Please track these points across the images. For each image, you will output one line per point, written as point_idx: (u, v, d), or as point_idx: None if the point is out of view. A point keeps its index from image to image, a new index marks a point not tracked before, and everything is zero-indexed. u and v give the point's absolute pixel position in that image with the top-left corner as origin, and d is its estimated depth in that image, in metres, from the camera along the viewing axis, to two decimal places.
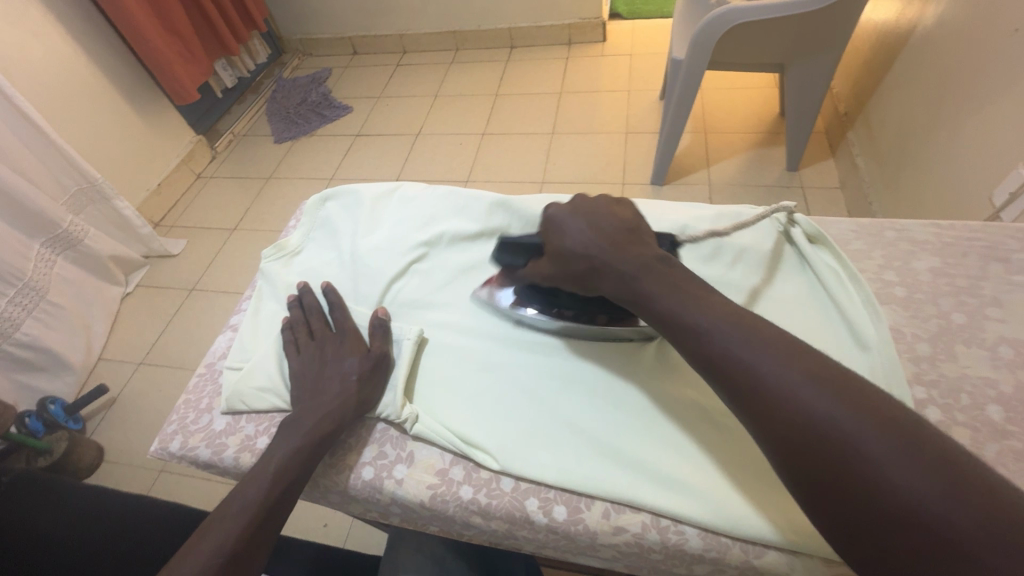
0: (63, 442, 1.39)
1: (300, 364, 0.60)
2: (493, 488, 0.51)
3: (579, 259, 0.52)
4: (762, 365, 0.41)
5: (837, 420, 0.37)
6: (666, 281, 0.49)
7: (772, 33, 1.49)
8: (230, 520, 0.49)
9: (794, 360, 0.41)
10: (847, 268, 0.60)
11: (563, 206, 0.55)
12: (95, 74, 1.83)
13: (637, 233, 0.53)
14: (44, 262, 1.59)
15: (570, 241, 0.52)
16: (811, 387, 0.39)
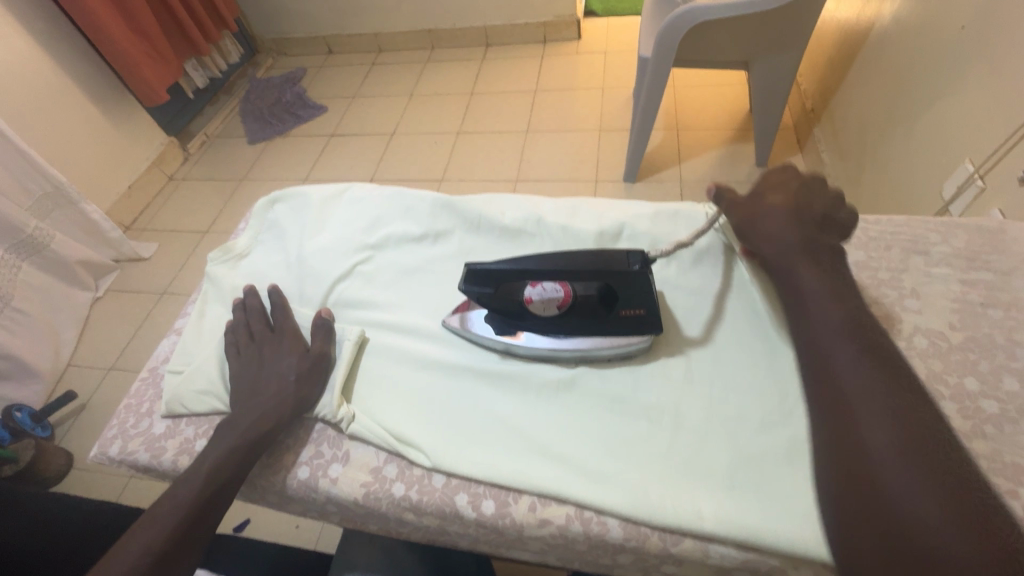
0: (30, 450, 1.37)
1: (239, 365, 0.61)
2: (425, 485, 0.52)
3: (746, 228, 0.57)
4: (865, 395, 0.43)
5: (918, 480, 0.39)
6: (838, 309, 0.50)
7: (735, 30, 1.51)
8: (160, 521, 0.49)
9: (899, 403, 0.43)
10: None
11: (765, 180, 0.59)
12: (59, 76, 1.80)
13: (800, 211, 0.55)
14: (9, 267, 1.56)
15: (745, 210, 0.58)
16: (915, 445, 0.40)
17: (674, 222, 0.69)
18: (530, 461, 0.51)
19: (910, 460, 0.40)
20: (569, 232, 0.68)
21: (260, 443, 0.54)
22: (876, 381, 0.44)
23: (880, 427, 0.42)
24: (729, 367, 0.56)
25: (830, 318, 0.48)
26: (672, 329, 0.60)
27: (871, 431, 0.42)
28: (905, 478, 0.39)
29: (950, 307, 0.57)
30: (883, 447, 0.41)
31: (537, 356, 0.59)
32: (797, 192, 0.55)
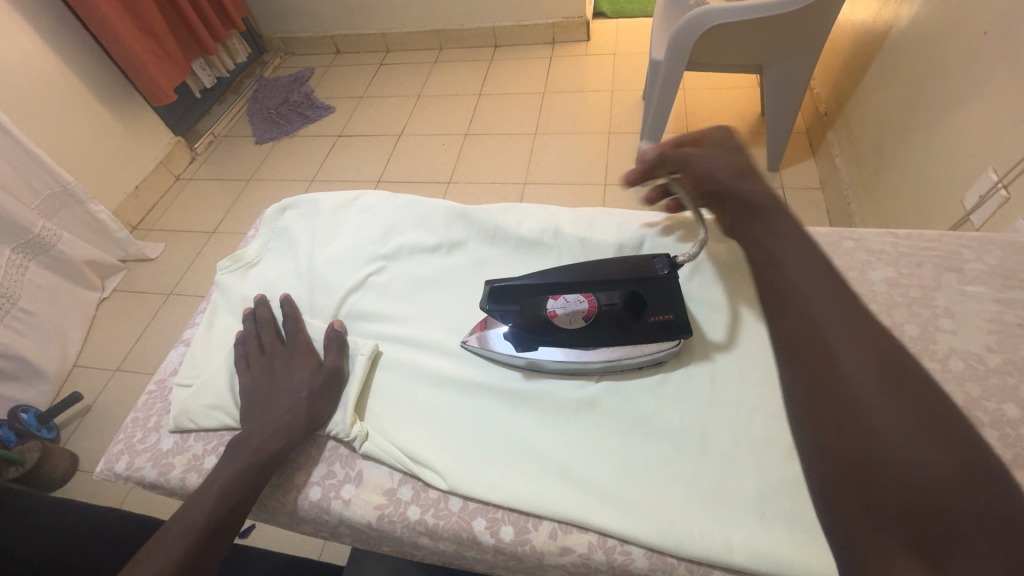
0: (35, 452, 1.37)
1: (250, 380, 0.59)
2: (441, 508, 0.51)
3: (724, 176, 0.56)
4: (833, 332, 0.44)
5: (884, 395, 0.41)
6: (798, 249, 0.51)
7: (749, 34, 1.49)
8: (170, 544, 0.48)
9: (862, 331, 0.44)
10: None
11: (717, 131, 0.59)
12: (67, 75, 1.79)
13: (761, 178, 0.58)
14: (16, 267, 1.56)
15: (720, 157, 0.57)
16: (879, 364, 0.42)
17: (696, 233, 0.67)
18: (545, 481, 0.50)
19: (908, 427, 0.39)
20: (588, 245, 0.67)
21: (271, 462, 0.53)
22: (840, 317, 0.45)
23: (866, 396, 0.41)
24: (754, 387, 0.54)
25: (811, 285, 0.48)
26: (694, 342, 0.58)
27: (840, 367, 0.43)
28: (877, 407, 0.40)
29: (986, 328, 0.55)
30: (874, 419, 0.40)
31: (562, 372, 0.57)
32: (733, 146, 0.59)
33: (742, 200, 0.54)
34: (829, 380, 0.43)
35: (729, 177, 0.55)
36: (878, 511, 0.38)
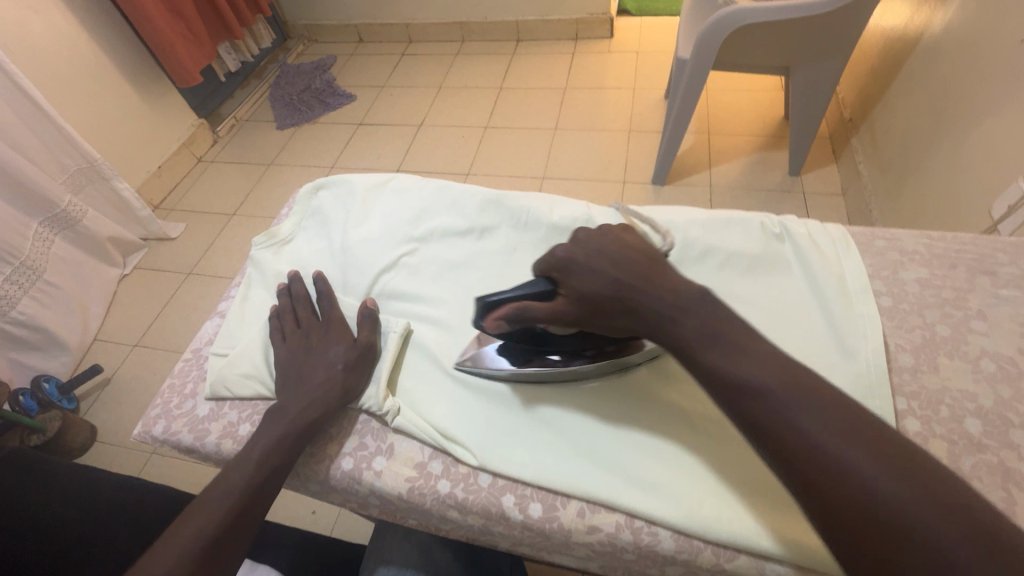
0: (57, 421, 1.40)
1: (286, 352, 0.61)
2: (470, 483, 0.52)
3: (613, 304, 0.49)
4: (758, 384, 0.42)
5: (828, 445, 0.39)
6: (698, 311, 0.46)
7: (777, 36, 1.48)
8: (211, 505, 0.49)
9: (785, 373, 0.42)
10: (846, 281, 0.62)
11: (569, 246, 0.52)
12: (97, 54, 1.82)
13: (659, 264, 0.50)
14: (42, 241, 1.58)
15: (589, 284, 0.49)
16: (815, 409, 0.40)
17: (726, 229, 0.71)
18: (571, 462, 0.51)
19: (868, 470, 0.38)
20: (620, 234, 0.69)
21: (307, 431, 0.54)
22: (761, 366, 0.43)
23: (815, 444, 0.39)
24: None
25: (849, 446, 0.38)
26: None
27: (778, 423, 0.41)
28: (832, 450, 0.39)
29: (1018, 331, 0.56)
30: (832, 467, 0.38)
31: (558, 381, 0.56)
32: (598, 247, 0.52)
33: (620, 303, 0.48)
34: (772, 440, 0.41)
35: (601, 277, 0.49)
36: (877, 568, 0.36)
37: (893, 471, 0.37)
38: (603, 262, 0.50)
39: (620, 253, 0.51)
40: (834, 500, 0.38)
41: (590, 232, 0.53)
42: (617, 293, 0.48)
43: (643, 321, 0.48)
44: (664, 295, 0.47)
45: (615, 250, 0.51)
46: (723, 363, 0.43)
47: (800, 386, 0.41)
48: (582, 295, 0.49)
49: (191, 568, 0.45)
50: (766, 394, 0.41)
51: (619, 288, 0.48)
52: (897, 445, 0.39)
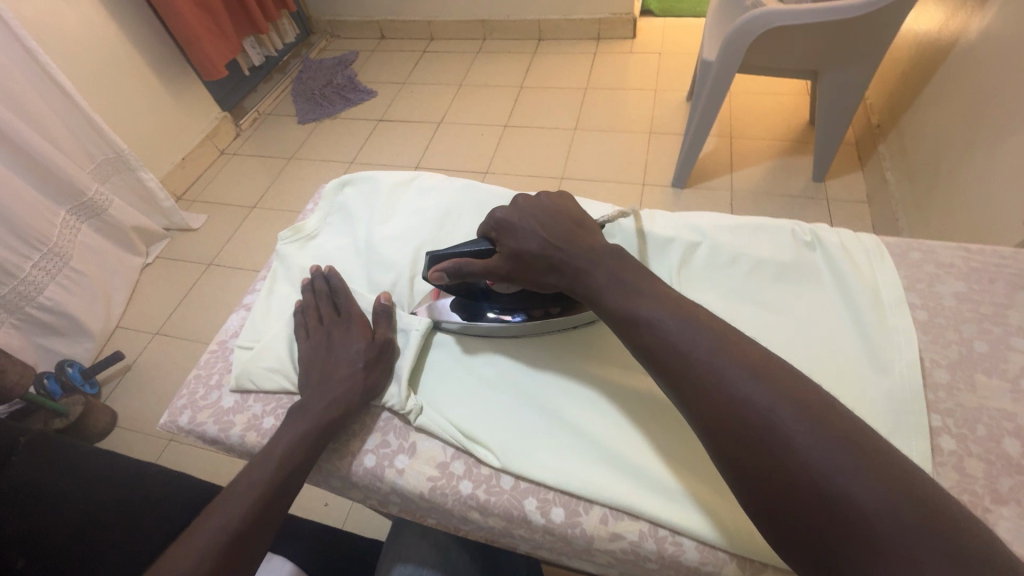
0: (78, 406, 1.43)
1: (309, 349, 0.61)
2: (493, 485, 0.52)
3: (538, 260, 0.56)
4: (695, 353, 0.47)
5: (756, 403, 0.44)
6: (617, 276, 0.53)
7: (805, 40, 1.46)
8: (237, 502, 0.51)
9: (716, 342, 0.47)
10: (882, 294, 0.63)
11: (509, 210, 0.59)
12: (126, 46, 1.85)
13: (584, 227, 0.58)
14: (69, 229, 1.62)
15: (524, 242, 0.56)
16: (743, 373, 0.45)
17: (757, 235, 0.71)
18: (594, 467, 0.51)
19: (791, 424, 0.42)
20: (646, 237, 0.73)
21: (331, 429, 0.55)
22: (695, 337, 0.48)
23: (746, 405, 0.44)
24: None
25: (741, 376, 0.45)
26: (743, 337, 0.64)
27: (715, 389, 0.45)
28: (761, 408, 0.43)
29: None
30: (762, 426, 0.43)
31: (495, 338, 0.61)
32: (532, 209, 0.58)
33: (549, 263, 0.56)
34: (707, 404, 0.45)
35: (538, 240, 0.56)
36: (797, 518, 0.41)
37: (810, 424, 0.42)
38: (535, 226, 0.57)
39: (551, 217, 0.57)
40: (761, 454, 0.43)
41: (529, 197, 0.60)
42: (543, 251, 0.56)
43: (561, 277, 0.56)
44: (580, 255, 0.55)
45: (546, 215, 0.58)
46: (638, 313, 0.51)
47: (703, 331, 0.48)
48: (516, 252, 0.57)
49: (217, 562, 0.47)
50: (674, 342, 0.48)
51: (545, 246, 0.56)
52: (785, 377, 0.45)
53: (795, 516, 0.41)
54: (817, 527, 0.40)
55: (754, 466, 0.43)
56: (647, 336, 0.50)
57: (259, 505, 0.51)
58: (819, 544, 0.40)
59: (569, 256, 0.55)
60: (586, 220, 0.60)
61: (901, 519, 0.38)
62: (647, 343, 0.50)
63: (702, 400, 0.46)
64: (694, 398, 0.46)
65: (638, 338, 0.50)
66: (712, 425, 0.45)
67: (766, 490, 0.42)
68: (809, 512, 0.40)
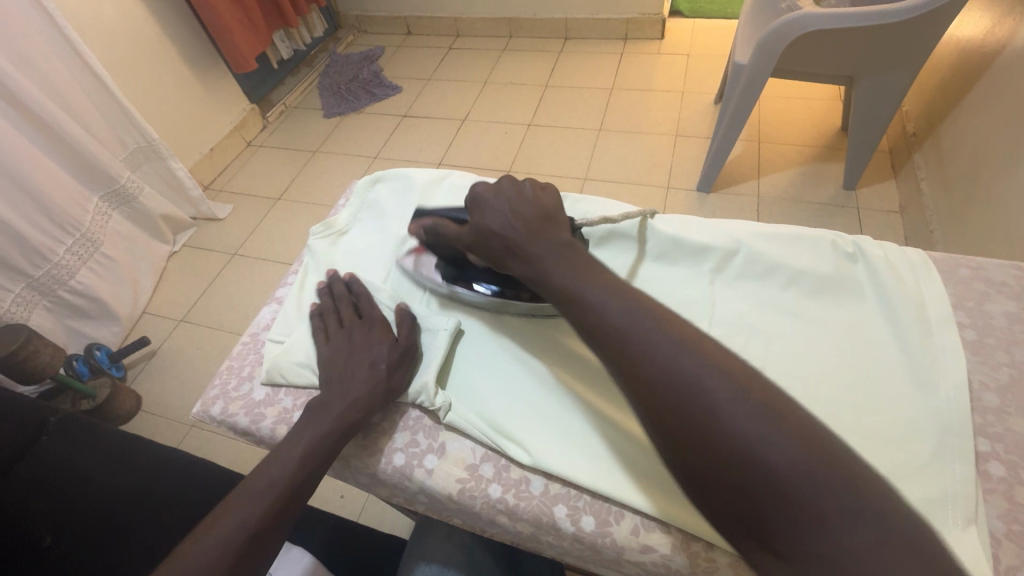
0: (106, 388, 1.46)
1: (329, 350, 0.61)
2: (522, 490, 0.53)
3: (497, 239, 0.59)
4: (628, 326, 0.48)
5: (685, 373, 0.44)
6: (569, 262, 0.55)
7: (842, 46, 1.42)
8: (252, 500, 0.51)
9: (649, 317, 0.48)
10: (927, 311, 0.62)
11: (489, 186, 0.61)
12: (161, 37, 1.89)
13: (553, 219, 0.59)
14: (101, 215, 1.65)
15: (489, 220, 0.59)
16: (674, 345, 0.46)
17: (796, 246, 0.71)
18: (622, 470, 0.52)
19: (717, 393, 0.43)
20: (679, 244, 0.74)
21: (351, 429, 0.56)
22: (629, 312, 0.49)
23: (675, 376, 0.45)
24: (832, 399, 0.60)
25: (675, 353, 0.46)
26: (777, 346, 0.65)
27: (645, 360, 0.46)
28: (692, 379, 0.44)
29: None
30: (690, 396, 0.44)
31: (475, 305, 0.66)
32: (512, 190, 0.60)
33: (504, 244, 0.58)
34: (640, 375, 0.46)
35: (500, 220, 0.58)
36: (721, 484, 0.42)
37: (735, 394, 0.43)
38: (505, 205, 0.59)
39: (524, 202, 0.59)
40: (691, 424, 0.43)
41: (514, 179, 0.62)
42: (501, 231, 0.58)
43: (514, 260, 0.58)
44: (534, 241, 0.56)
45: (524, 196, 0.60)
46: (580, 294, 0.51)
47: (642, 309, 0.49)
48: (479, 227, 0.60)
49: (233, 560, 0.48)
50: (610, 316, 0.49)
51: (505, 227, 0.58)
52: (716, 351, 0.46)
53: (719, 482, 0.42)
54: (744, 495, 0.41)
55: (687, 442, 0.43)
56: (588, 314, 0.50)
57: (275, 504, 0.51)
58: (745, 512, 0.41)
59: (525, 239, 0.57)
60: (560, 211, 0.60)
61: (819, 483, 0.39)
62: (585, 318, 0.51)
63: (638, 376, 0.46)
64: (632, 376, 0.47)
65: (578, 317, 0.52)
66: (645, 398, 0.46)
67: (697, 461, 0.43)
68: (735, 479, 0.41)
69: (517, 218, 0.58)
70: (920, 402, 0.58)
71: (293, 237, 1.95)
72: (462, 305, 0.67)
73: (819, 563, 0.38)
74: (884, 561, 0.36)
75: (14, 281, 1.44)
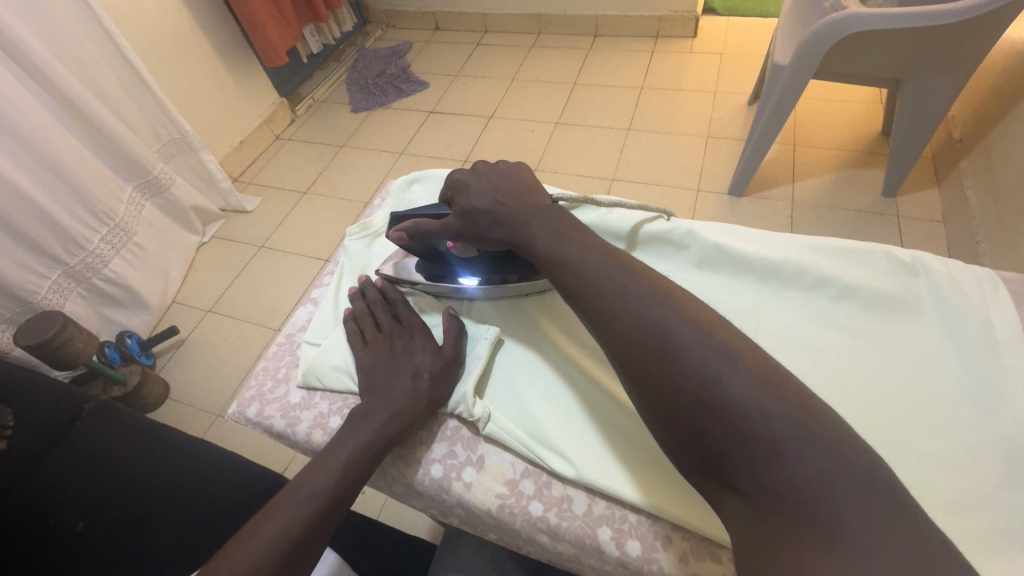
0: (136, 375, 1.49)
1: (369, 358, 0.65)
2: (563, 509, 0.57)
3: (485, 215, 0.64)
4: (604, 281, 0.54)
5: (656, 319, 0.49)
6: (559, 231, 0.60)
7: (890, 48, 1.36)
8: (299, 503, 0.54)
9: (626, 273, 0.54)
10: (997, 334, 0.58)
11: (467, 172, 0.67)
12: (195, 31, 1.91)
13: (533, 192, 0.65)
14: (134, 205, 1.68)
15: (474, 200, 0.65)
16: (651, 298, 0.51)
17: (847, 261, 0.68)
18: (659, 486, 0.55)
19: (684, 337, 0.48)
20: (724, 252, 0.71)
21: (398, 435, 0.60)
22: (608, 269, 0.55)
23: (648, 319, 0.50)
24: (883, 422, 0.57)
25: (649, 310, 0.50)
26: (824, 364, 0.62)
27: (620, 310, 0.52)
28: (664, 325, 0.49)
29: None
30: (661, 341, 0.48)
31: (453, 296, 0.73)
32: (492, 174, 0.66)
33: (493, 220, 0.63)
34: (612, 321, 0.52)
35: (487, 199, 0.64)
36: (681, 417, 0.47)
37: (702, 337, 0.47)
38: (486, 185, 0.65)
39: (504, 180, 0.65)
40: (660, 368, 0.48)
41: (488, 163, 0.68)
42: (487, 207, 0.63)
43: (501, 229, 0.63)
44: (521, 211, 0.62)
45: (502, 175, 0.66)
46: (567, 259, 0.57)
47: (619, 266, 0.55)
48: (465, 208, 0.65)
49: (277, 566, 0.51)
50: (589, 273, 0.55)
51: (491, 204, 0.63)
52: (691, 306, 0.51)
53: (681, 415, 0.47)
54: (706, 433, 0.45)
55: (654, 380, 0.48)
56: (573, 276, 0.56)
57: (316, 514, 0.54)
58: (708, 449, 0.46)
59: (512, 210, 0.63)
60: (536, 184, 0.67)
61: (770, 419, 0.43)
62: (570, 276, 0.56)
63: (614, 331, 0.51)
64: (605, 322, 0.53)
65: (560, 275, 0.58)
66: (619, 349, 0.51)
67: (666, 405, 0.48)
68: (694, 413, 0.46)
69: (499, 197, 0.64)
70: (974, 433, 0.55)
71: (318, 231, 1.96)
72: (440, 298, 0.74)
73: (773, 489, 0.42)
74: (829, 483, 0.41)
75: (50, 268, 1.47)
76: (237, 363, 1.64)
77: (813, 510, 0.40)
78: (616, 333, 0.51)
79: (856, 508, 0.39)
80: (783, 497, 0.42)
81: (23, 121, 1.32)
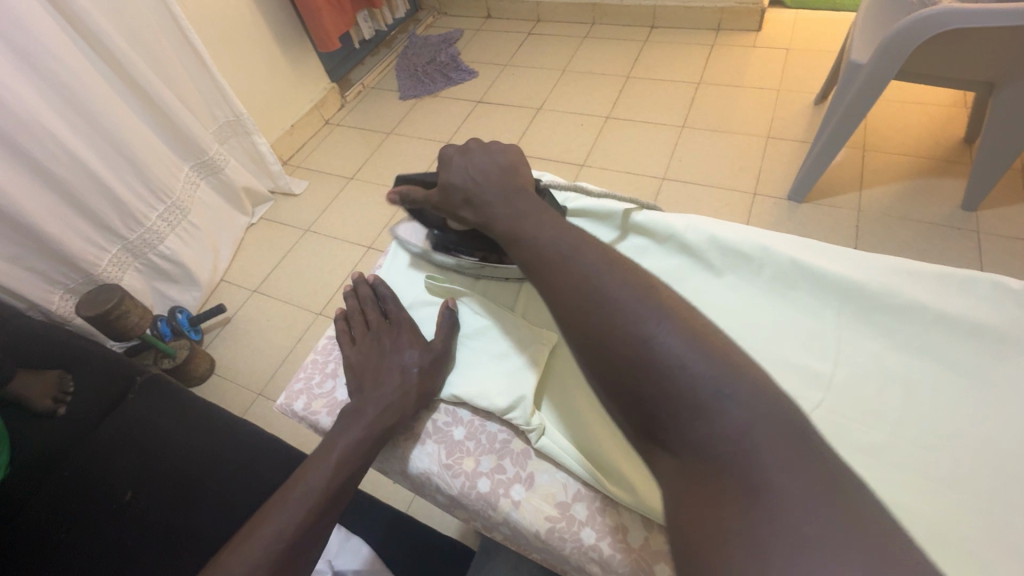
0: (184, 350, 1.54)
1: (358, 352, 0.68)
2: (618, 540, 0.54)
3: (459, 193, 0.64)
4: (565, 253, 0.52)
5: (612, 292, 0.47)
6: None
7: (985, 47, 1.23)
8: (292, 505, 0.56)
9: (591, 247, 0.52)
10: None
11: (448, 152, 0.67)
12: (254, 14, 1.93)
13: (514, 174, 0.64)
14: (190, 184, 1.72)
15: (451, 177, 0.65)
16: (612, 272, 0.48)
17: (948, 289, 0.61)
18: None
19: (648, 309, 0.45)
20: (802, 268, 0.65)
21: (388, 430, 0.61)
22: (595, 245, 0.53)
23: (605, 287, 0.47)
24: (987, 473, 0.51)
25: (651, 317, 0.44)
26: (917, 402, 0.56)
27: (579, 278, 0.49)
28: (622, 294, 0.46)
29: None
30: (617, 310, 0.45)
31: (508, 277, 0.74)
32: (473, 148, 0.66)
33: (463, 198, 0.64)
34: (568, 292, 0.49)
35: (462, 176, 0.64)
36: (629, 386, 0.43)
37: (662, 314, 0.44)
38: (466, 163, 0.64)
39: (479, 156, 0.65)
40: (619, 345, 0.44)
41: (481, 141, 0.67)
42: (460, 186, 0.64)
43: (545, 219, 0.58)
44: (493, 190, 0.61)
45: (483, 151, 0.65)
46: (624, 265, 0.50)
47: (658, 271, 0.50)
48: (444, 184, 0.65)
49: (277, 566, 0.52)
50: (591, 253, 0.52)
51: (465, 181, 0.64)
52: (658, 287, 0.48)
53: (629, 385, 0.43)
54: (656, 412, 0.42)
55: (605, 351, 0.45)
56: (606, 287, 0.48)
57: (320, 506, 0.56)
58: (642, 417, 0.43)
59: (493, 189, 0.62)
60: (525, 168, 0.66)
61: (727, 395, 0.40)
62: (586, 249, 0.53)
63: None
64: (554, 292, 0.50)
65: (516, 252, 0.57)
66: (559, 317, 0.49)
67: (608, 377, 0.45)
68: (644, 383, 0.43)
69: (480, 173, 0.63)
70: None
71: (361, 217, 1.97)
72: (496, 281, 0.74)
73: (694, 451, 0.40)
74: (777, 461, 0.37)
75: (110, 243, 1.52)
76: (277, 344, 1.67)
77: (736, 474, 0.37)
78: (563, 307, 0.49)
79: (816, 505, 0.35)
80: (708, 460, 0.39)
81: (90, 99, 1.36)
